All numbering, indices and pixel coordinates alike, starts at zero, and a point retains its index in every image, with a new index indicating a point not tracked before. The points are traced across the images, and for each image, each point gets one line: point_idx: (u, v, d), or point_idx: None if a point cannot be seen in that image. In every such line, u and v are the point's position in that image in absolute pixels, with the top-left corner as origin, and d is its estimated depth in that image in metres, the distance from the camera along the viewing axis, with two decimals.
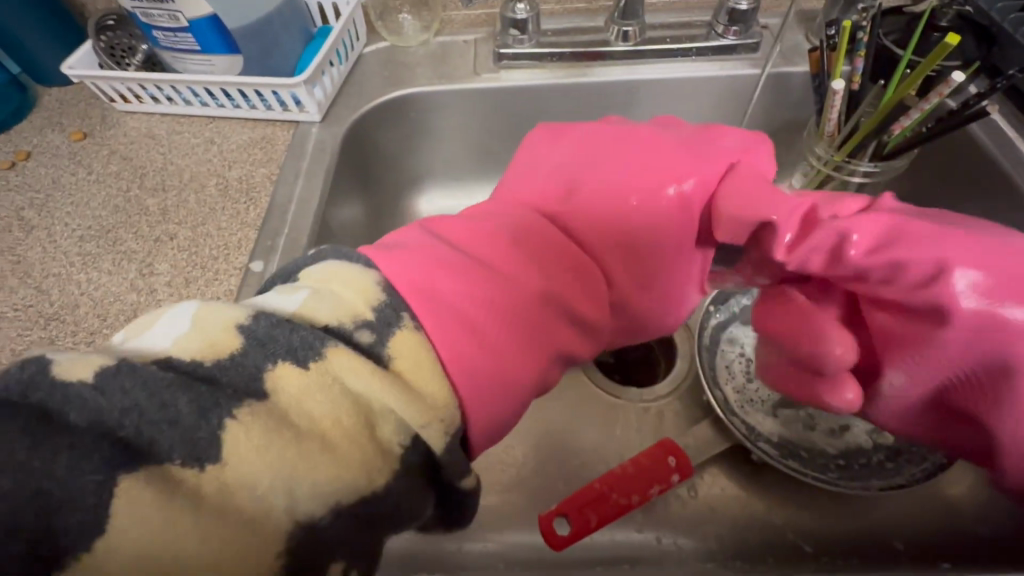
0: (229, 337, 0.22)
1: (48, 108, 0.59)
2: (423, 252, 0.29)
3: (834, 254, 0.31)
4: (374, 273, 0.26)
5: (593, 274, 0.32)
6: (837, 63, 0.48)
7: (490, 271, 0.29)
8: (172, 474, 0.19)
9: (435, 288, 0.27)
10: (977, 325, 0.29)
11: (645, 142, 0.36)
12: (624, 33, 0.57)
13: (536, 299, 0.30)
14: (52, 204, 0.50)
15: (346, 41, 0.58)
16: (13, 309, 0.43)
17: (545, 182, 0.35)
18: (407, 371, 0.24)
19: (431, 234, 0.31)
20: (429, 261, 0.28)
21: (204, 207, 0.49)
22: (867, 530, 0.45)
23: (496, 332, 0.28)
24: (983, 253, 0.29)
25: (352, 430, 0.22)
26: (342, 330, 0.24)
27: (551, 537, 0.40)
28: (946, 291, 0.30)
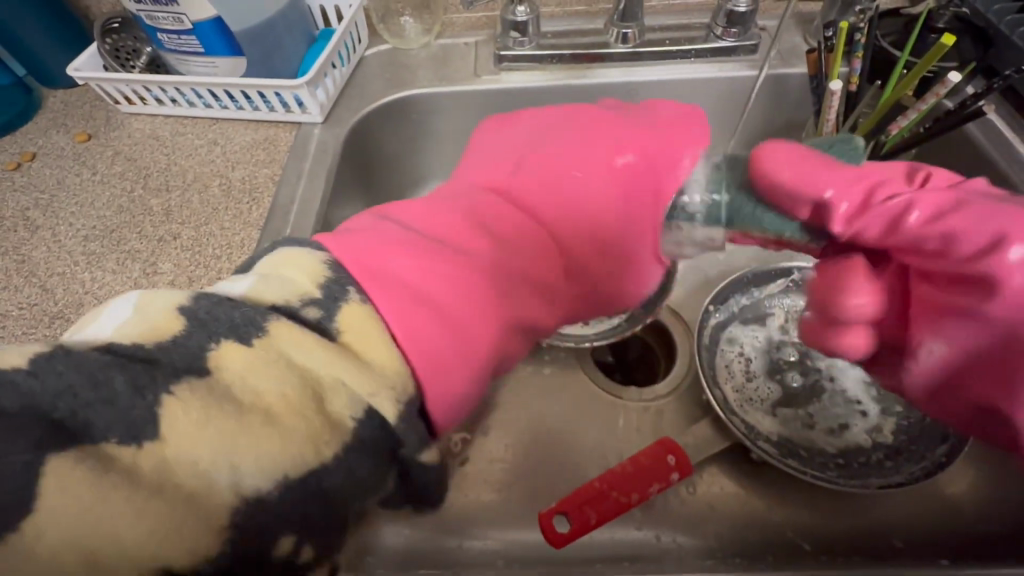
0: (170, 320, 0.22)
1: (53, 110, 0.60)
2: (378, 234, 0.29)
3: (891, 220, 0.32)
4: (320, 253, 0.27)
5: (546, 242, 0.34)
6: (835, 64, 0.49)
7: (443, 246, 0.30)
8: (105, 452, 0.19)
9: (387, 265, 0.27)
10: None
11: (581, 127, 0.37)
12: (623, 35, 0.57)
13: (490, 269, 0.30)
14: (57, 204, 0.51)
15: (348, 43, 0.58)
16: (18, 307, 0.44)
17: (496, 165, 0.37)
18: (354, 341, 0.24)
19: (385, 217, 0.31)
20: (382, 241, 0.28)
21: (207, 207, 0.49)
22: (868, 529, 0.45)
23: (459, 299, 0.28)
24: None
25: (296, 402, 0.22)
26: (288, 308, 0.24)
27: (551, 534, 0.40)
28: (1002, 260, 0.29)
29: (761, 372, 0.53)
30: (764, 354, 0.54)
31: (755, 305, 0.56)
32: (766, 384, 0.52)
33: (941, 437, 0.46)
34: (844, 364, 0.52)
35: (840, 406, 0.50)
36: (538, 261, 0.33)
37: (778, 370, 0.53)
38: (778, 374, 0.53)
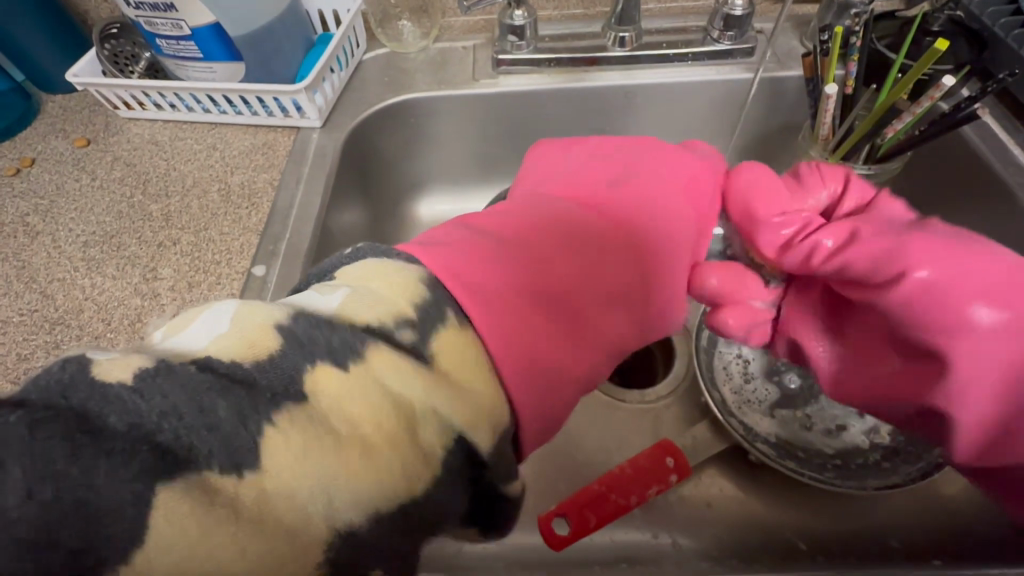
0: (268, 339, 0.22)
1: (51, 115, 0.60)
2: (466, 244, 0.30)
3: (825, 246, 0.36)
4: (417, 267, 0.27)
5: (630, 260, 0.33)
6: (829, 68, 0.49)
7: (530, 261, 0.30)
8: (209, 483, 0.19)
9: (476, 277, 0.28)
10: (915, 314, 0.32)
11: (651, 155, 0.38)
12: (620, 39, 0.57)
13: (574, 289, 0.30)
14: (57, 210, 0.51)
15: (346, 48, 0.58)
16: (18, 314, 0.44)
17: (566, 179, 0.37)
18: (441, 368, 0.25)
19: (472, 228, 0.32)
20: (472, 252, 0.29)
21: (205, 213, 0.49)
22: (863, 529, 0.45)
23: (545, 323, 0.29)
24: (933, 264, 0.32)
25: (390, 433, 0.22)
26: (384, 330, 0.24)
27: (550, 536, 0.41)
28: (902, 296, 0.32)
29: (760, 374, 0.53)
30: (763, 356, 0.54)
31: None
32: (765, 385, 0.52)
33: None
34: None
35: (838, 407, 0.50)
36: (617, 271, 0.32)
37: (776, 372, 0.53)
38: (776, 376, 0.53)
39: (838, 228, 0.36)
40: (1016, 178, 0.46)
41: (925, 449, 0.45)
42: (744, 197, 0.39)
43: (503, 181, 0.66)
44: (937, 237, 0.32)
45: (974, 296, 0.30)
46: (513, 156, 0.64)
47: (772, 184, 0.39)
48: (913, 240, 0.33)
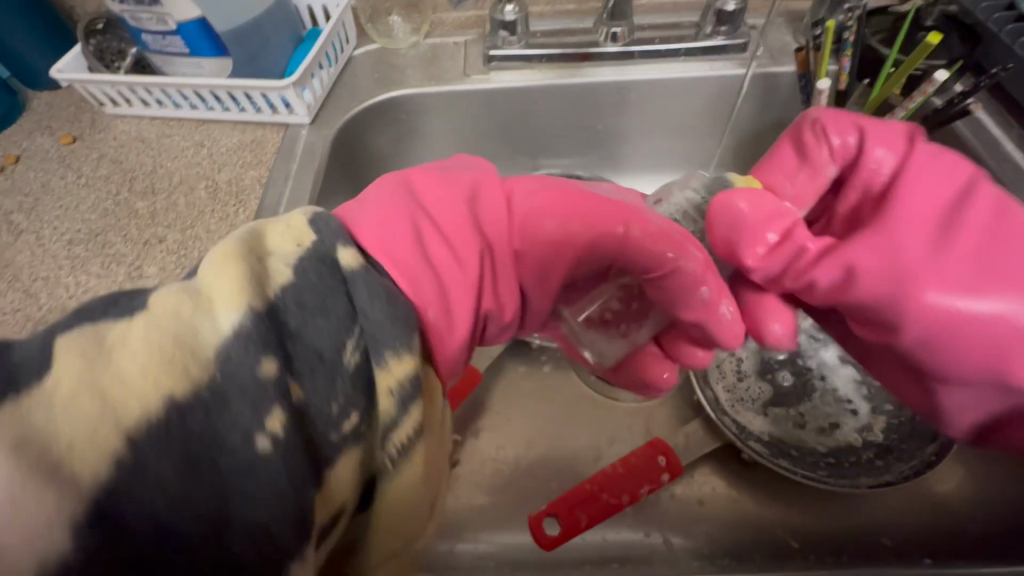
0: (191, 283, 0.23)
1: (37, 112, 0.59)
2: (394, 208, 0.29)
3: (840, 281, 0.32)
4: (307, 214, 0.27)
5: (523, 256, 0.32)
6: (823, 63, 0.49)
7: (449, 231, 0.30)
8: None
9: (399, 235, 0.28)
10: (943, 337, 0.30)
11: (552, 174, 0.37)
12: (612, 34, 0.57)
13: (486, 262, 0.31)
14: (41, 208, 0.50)
15: (335, 44, 0.58)
16: (0, 312, 0.43)
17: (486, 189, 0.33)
18: (280, 241, 0.25)
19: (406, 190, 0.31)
20: (398, 216, 0.29)
21: (192, 210, 0.49)
22: (857, 528, 0.45)
23: (453, 276, 0.29)
24: (965, 279, 0.30)
25: (241, 258, 0.23)
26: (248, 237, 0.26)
27: (539, 536, 0.40)
28: (932, 322, 0.30)
29: (753, 371, 0.53)
30: (755, 354, 0.54)
31: None
32: (758, 383, 0.52)
33: (930, 437, 0.46)
34: (835, 364, 0.52)
35: (830, 405, 0.50)
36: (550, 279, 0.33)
37: (769, 370, 0.53)
38: (769, 374, 0.53)
39: (829, 270, 0.32)
40: (1008, 173, 0.46)
41: (918, 446, 0.46)
42: (725, 235, 0.34)
43: None
44: (955, 292, 0.30)
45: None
46: (504, 153, 0.63)
47: (756, 204, 0.34)
48: (916, 292, 0.30)
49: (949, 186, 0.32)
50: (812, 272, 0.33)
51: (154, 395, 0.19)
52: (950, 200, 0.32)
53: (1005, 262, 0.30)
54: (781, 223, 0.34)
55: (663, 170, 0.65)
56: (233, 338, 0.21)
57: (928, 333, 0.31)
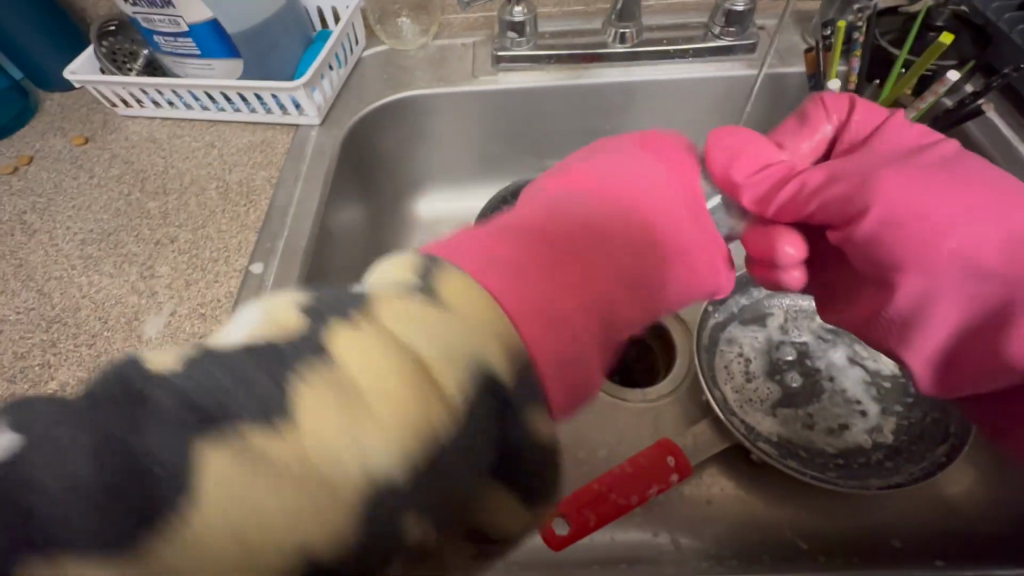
0: (288, 317, 0.19)
1: (49, 113, 0.60)
2: (486, 242, 0.28)
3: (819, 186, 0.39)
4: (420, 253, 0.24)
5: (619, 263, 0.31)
6: (833, 63, 0.49)
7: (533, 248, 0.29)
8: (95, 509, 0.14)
9: (494, 263, 0.26)
10: (907, 223, 0.35)
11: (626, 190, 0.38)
12: (621, 35, 0.57)
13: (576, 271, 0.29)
14: (54, 208, 0.51)
15: (344, 45, 0.58)
16: (15, 312, 0.44)
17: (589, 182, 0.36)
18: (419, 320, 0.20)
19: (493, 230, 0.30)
20: (484, 245, 0.28)
21: (204, 210, 0.49)
22: (867, 529, 0.45)
23: (541, 281, 0.27)
24: (926, 182, 0.35)
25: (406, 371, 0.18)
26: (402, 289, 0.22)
27: (549, 536, 0.41)
28: (897, 208, 0.35)
29: (761, 372, 0.53)
30: (763, 355, 0.54)
31: (754, 305, 0.56)
32: (766, 384, 0.52)
33: (940, 438, 0.46)
34: (843, 365, 0.52)
35: (839, 406, 0.50)
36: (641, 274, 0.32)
37: (777, 371, 0.53)
38: (778, 374, 0.53)
39: (818, 172, 0.39)
40: (1019, 174, 0.46)
41: (927, 447, 0.46)
42: (725, 155, 0.42)
43: (503, 178, 0.66)
44: (915, 189, 0.35)
45: (978, 198, 0.34)
46: (512, 154, 0.64)
47: (749, 143, 0.42)
48: (876, 181, 0.36)
49: (920, 136, 0.39)
50: (795, 184, 0.40)
51: (289, 549, 0.16)
52: (920, 143, 0.39)
53: (958, 174, 0.35)
54: (768, 158, 0.42)
55: None
56: (382, 491, 0.17)
57: (892, 219, 0.35)
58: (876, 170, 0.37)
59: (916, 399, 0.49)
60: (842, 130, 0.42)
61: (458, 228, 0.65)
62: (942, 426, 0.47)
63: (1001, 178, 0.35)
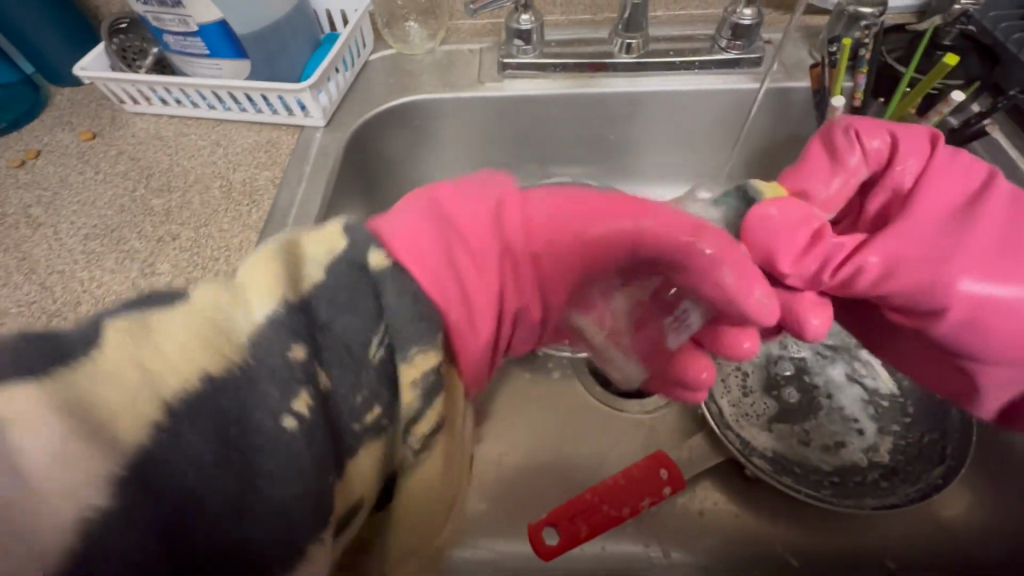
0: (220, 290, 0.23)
1: (59, 107, 0.60)
2: (423, 225, 0.27)
3: (884, 271, 0.33)
4: (346, 222, 0.26)
5: (548, 288, 0.31)
6: (838, 79, 0.49)
7: (471, 252, 0.28)
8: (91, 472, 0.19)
9: (421, 257, 0.26)
10: (975, 310, 0.32)
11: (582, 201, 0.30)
12: (627, 46, 0.57)
13: (505, 281, 0.29)
14: (59, 202, 0.51)
15: (352, 49, 0.58)
16: (16, 305, 0.44)
17: (556, 204, 0.30)
18: (312, 250, 0.25)
19: (438, 208, 0.28)
20: (425, 229, 0.27)
21: (207, 209, 0.49)
22: (862, 549, 0.45)
23: (478, 286, 0.28)
24: (1002, 264, 0.32)
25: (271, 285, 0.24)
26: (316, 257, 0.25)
27: (539, 546, 0.40)
28: (972, 303, 0.32)
29: (759, 388, 0.53)
30: (760, 370, 0.54)
31: None
32: (763, 400, 0.52)
33: (937, 459, 0.46)
34: (841, 383, 0.52)
35: (836, 424, 0.50)
36: (593, 289, 0.31)
37: (775, 387, 0.53)
38: (775, 390, 0.53)
39: (875, 258, 0.33)
40: None
41: (924, 469, 0.45)
42: (757, 241, 0.33)
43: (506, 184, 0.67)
44: (981, 276, 0.32)
45: None
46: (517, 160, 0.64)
47: (790, 208, 0.34)
48: (951, 276, 0.32)
49: (968, 181, 0.35)
50: (873, 267, 0.33)
51: (190, 376, 0.21)
52: (968, 193, 0.35)
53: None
54: (814, 224, 0.34)
55: (672, 182, 0.66)
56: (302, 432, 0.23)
57: (965, 313, 0.32)
58: (937, 240, 0.33)
59: (914, 419, 0.49)
60: (882, 173, 0.37)
61: None
62: (940, 447, 0.47)
63: None
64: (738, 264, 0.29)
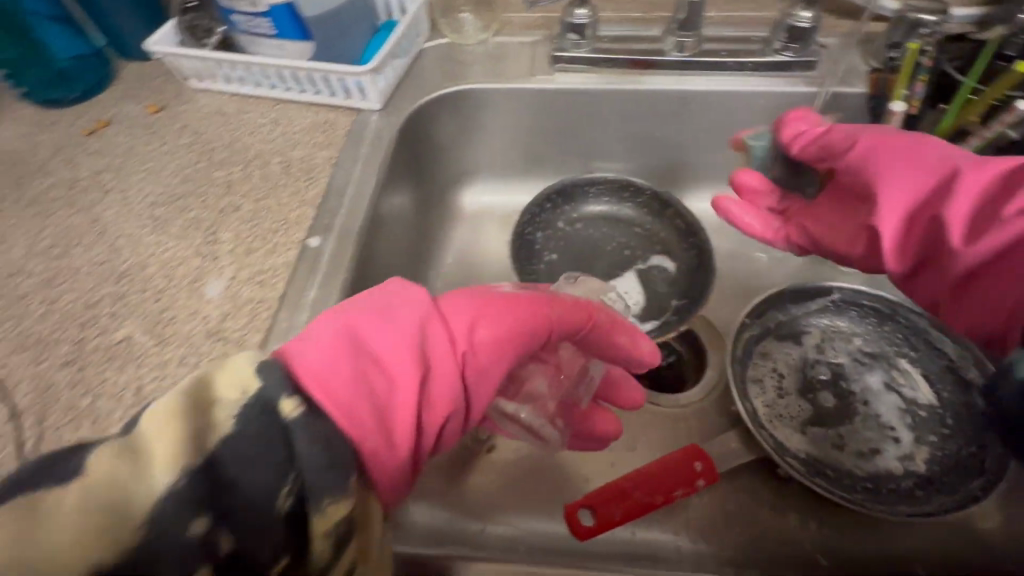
0: (114, 452, 0.21)
1: (128, 81, 0.63)
2: (335, 352, 0.28)
3: (825, 137, 0.49)
4: (259, 359, 0.25)
5: (475, 389, 0.35)
6: (897, 87, 0.50)
7: (392, 373, 0.30)
8: None
9: (339, 379, 0.27)
10: (890, 159, 0.44)
11: (503, 307, 0.38)
12: (680, 44, 0.57)
13: (430, 392, 0.31)
14: (128, 170, 0.54)
15: (409, 36, 0.60)
16: (89, 264, 0.46)
17: (476, 314, 0.36)
18: (227, 393, 0.24)
19: (352, 336, 0.30)
20: (337, 357, 0.28)
21: (267, 183, 0.51)
22: (893, 555, 0.44)
23: (405, 398, 0.30)
24: (907, 141, 0.44)
25: (175, 448, 0.22)
26: (234, 401, 0.23)
27: (575, 525, 0.41)
28: (879, 155, 0.45)
29: (794, 390, 0.53)
30: (796, 373, 0.54)
31: (791, 323, 0.56)
32: (798, 402, 0.52)
33: (976, 472, 0.46)
34: (878, 391, 0.52)
35: (871, 430, 0.50)
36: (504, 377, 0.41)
37: (810, 391, 0.53)
38: (811, 394, 0.53)
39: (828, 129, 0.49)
40: None
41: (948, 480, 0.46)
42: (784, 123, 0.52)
43: (548, 177, 0.68)
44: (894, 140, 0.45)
45: (897, 155, 0.44)
46: (562, 153, 0.66)
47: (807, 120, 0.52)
48: (869, 138, 0.46)
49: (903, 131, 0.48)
50: (822, 132, 0.50)
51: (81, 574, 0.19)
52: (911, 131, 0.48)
53: (907, 144, 0.44)
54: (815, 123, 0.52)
55: (713, 183, 0.66)
56: None
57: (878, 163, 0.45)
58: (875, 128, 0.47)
59: (952, 432, 0.49)
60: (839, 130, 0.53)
61: (502, 223, 0.68)
62: (979, 460, 0.46)
63: (915, 147, 0.44)
64: (625, 328, 0.44)
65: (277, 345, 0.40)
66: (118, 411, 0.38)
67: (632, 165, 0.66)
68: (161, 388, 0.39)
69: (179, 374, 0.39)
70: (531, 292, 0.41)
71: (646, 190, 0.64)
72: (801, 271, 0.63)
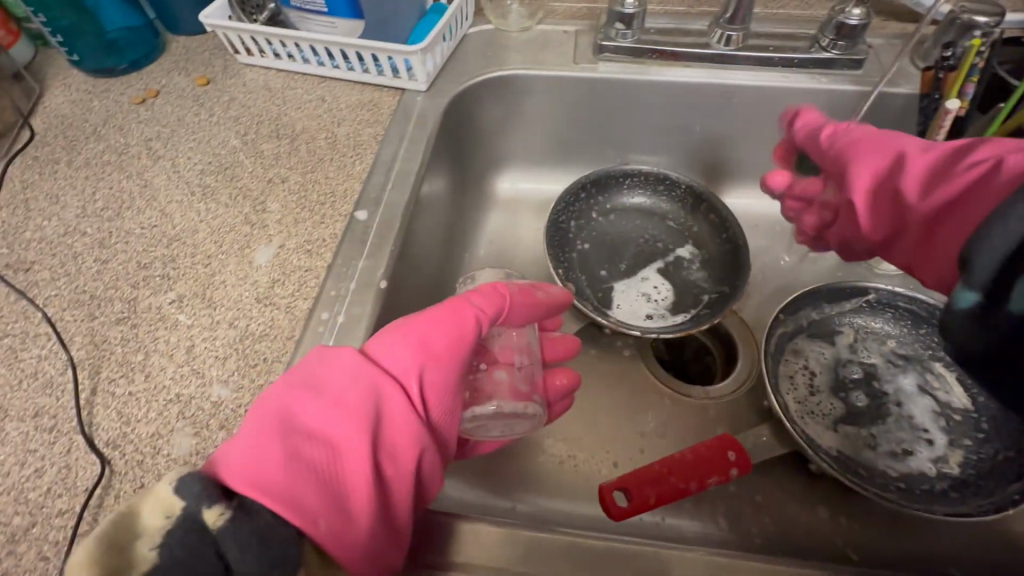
0: None
1: (176, 53, 0.64)
2: (267, 440, 0.28)
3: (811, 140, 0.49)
4: (173, 481, 0.25)
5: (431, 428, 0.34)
6: (954, 85, 0.49)
7: (337, 444, 0.30)
8: None
9: (274, 469, 0.27)
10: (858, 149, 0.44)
11: (431, 327, 0.36)
12: (727, 37, 0.57)
13: (383, 446, 0.31)
14: (177, 139, 0.55)
15: (456, 20, 0.60)
16: (140, 227, 0.47)
17: (404, 348, 0.35)
18: (146, 525, 0.24)
19: (281, 419, 0.29)
20: (269, 445, 0.28)
21: (313, 157, 0.52)
22: (926, 555, 0.44)
23: (355, 463, 0.29)
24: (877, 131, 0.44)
25: None
26: (155, 532, 0.23)
27: (609, 505, 0.41)
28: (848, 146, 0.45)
29: (826, 388, 0.53)
30: (828, 371, 0.54)
31: (824, 321, 0.56)
32: (830, 400, 0.52)
33: (1013, 476, 0.45)
34: (913, 393, 0.52)
35: (904, 431, 0.50)
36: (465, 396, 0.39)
37: (843, 389, 0.53)
38: (843, 393, 0.53)
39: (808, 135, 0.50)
40: None
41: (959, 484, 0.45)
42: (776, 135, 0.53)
43: (583, 166, 0.69)
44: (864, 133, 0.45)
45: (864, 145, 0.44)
46: (599, 142, 0.66)
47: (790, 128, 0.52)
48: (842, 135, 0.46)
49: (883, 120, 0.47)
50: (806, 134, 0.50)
51: None
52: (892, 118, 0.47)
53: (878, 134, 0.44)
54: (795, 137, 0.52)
55: (750, 179, 0.66)
56: None
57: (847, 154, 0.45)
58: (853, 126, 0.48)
59: (989, 436, 0.48)
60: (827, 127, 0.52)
61: (536, 211, 0.68)
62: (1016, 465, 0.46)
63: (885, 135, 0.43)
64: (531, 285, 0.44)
65: (325, 312, 0.41)
66: (170, 368, 0.39)
67: (669, 159, 0.67)
68: (211, 349, 0.40)
69: (229, 336, 0.40)
70: (456, 296, 0.39)
71: (682, 184, 0.64)
72: (835, 271, 0.63)
